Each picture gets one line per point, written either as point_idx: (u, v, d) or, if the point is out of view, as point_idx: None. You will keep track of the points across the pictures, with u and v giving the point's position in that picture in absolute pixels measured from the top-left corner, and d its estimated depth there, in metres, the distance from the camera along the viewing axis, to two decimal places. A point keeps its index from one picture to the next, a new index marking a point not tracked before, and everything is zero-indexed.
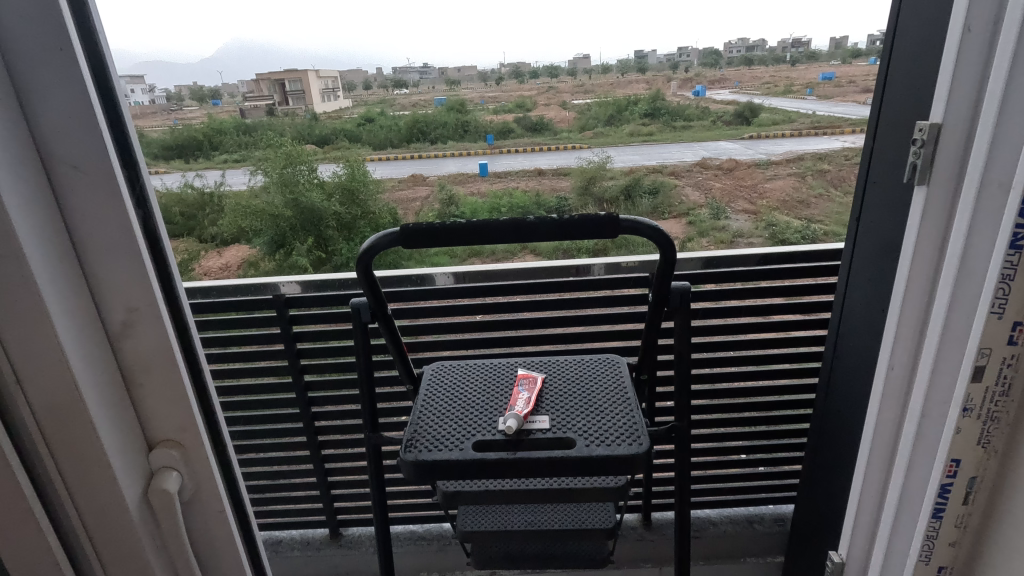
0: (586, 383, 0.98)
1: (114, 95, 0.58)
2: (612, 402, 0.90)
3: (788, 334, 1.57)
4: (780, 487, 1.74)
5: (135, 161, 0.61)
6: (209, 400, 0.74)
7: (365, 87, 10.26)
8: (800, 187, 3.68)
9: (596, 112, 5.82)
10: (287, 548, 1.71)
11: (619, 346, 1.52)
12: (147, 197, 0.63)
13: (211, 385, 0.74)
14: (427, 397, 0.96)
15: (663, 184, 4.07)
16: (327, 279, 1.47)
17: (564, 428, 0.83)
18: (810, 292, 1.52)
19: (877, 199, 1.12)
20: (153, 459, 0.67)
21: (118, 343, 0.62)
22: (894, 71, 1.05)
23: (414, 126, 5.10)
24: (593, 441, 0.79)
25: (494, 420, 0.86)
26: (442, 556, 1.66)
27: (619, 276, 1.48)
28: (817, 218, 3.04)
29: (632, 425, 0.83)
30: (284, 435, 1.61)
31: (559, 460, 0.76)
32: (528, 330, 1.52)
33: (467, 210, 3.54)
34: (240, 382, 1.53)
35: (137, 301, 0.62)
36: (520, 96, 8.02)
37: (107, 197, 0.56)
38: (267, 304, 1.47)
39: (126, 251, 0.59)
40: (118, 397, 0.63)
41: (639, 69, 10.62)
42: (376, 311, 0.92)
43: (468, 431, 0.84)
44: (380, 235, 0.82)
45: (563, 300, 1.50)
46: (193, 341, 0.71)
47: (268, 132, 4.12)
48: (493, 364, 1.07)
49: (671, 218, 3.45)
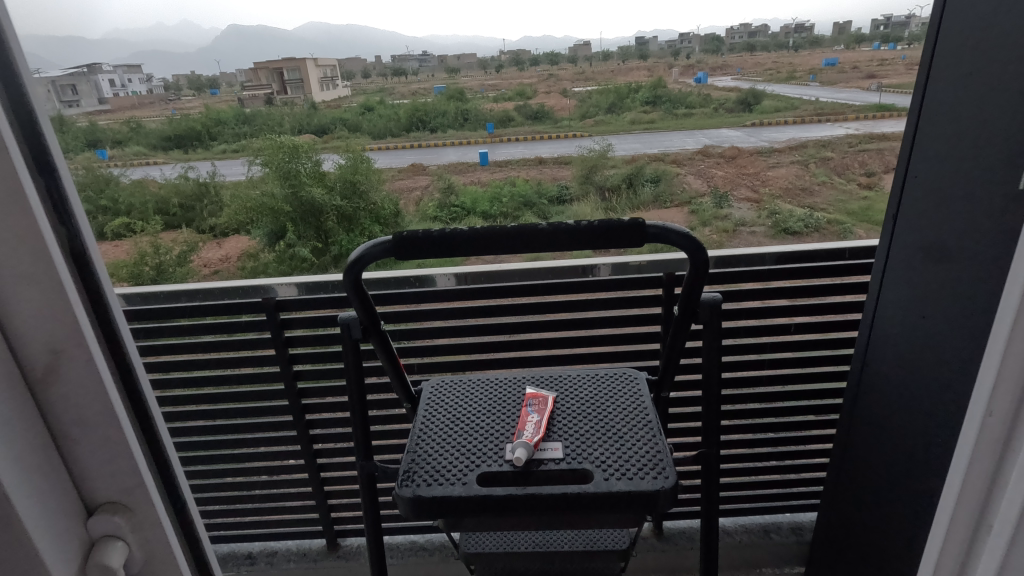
0: (601, 400, 0.97)
1: (20, 87, 0.50)
2: (629, 427, 0.89)
3: (801, 341, 1.57)
4: (796, 495, 1.76)
5: (50, 168, 0.52)
6: (158, 448, 0.63)
7: (365, 73, 10.18)
8: (801, 174, 3.63)
9: (597, 100, 5.80)
10: (284, 559, 1.75)
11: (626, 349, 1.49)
12: (72, 216, 0.53)
13: (162, 431, 0.64)
14: (426, 421, 0.94)
15: (665, 173, 3.97)
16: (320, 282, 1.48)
17: (578, 458, 0.81)
18: (827, 297, 1.51)
19: (920, 196, 1.19)
20: (93, 528, 0.56)
21: (40, 389, 0.52)
22: (938, 60, 1.13)
23: (414, 115, 5.06)
24: (611, 474, 0.78)
25: (501, 448, 0.85)
26: (447, 566, 1.64)
27: (629, 277, 1.45)
28: (821, 208, 3.02)
29: (655, 452, 0.82)
30: (280, 441, 1.63)
31: (575, 497, 0.74)
32: (537, 333, 1.49)
33: (468, 199, 3.51)
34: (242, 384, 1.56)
35: (61, 338, 0.51)
36: (521, 82, 7.97)
37: (15, 209, 0.47)
38: (257, 306, 1.49)
39: (38, 280, 0.50)
40: (41, 451, 0.52)
41: (641, 53, 10.54)
42: (367, 326, 0.90)
43: (473, 461, 0.82)
44: (374, 245, 0.81)
45: (569, 302, 1.47)
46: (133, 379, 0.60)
47: (268, 122, 4.09)
48: (499, 380, 1.05)
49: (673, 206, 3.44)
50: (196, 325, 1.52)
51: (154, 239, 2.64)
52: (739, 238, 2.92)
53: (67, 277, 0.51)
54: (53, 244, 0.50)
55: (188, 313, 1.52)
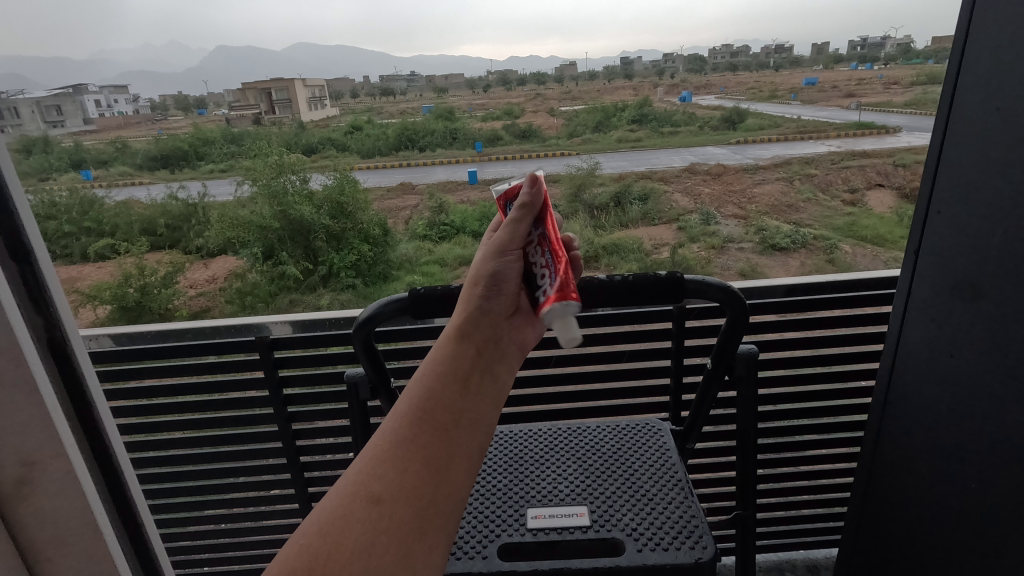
0: (628, 455, 1.07)
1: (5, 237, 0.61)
2: (657, 488, 0.99)
3: (839, 372, 1.60)
4: (823, 542, 1.76)
5: (28, 254, 0.63)
6: (135, 516, 0.72)
7: None
8: (786, 191, 3.49)
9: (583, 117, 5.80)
10: None
11: (627, 367, 1.57)
12: (42, 284, 0.64)
13: (135, 498, 0.73)
14: (485, 478, 1.05)
15: (654, 189, 3.56)
16: (315, 319, 1.53)
17: (608, 525, 0.91)
18: (851, 357, 1.60)
19: None
20: None
21: (13, 505, 0.59)
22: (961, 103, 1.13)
23: (401, 132, 3.69)
24: (644, 543, 0.87)
25: (467, 367, 0.57)
26: None
27: (640, 312, 1.51)
28: (808, 223, 3.06)
29: (692, 521, 0.91)
30: (269, 471, 1.67)
31: (608, 570, 0.85)
32: (577, 384, 1.59)
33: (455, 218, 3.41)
34: (224, 414, 1.63)
35: (36, 453, 0.59)
36: None
37: (14, 374, 0.57)
38: (251, 345, 1.55)
39: (24, 391, 0.58)
40: (12, 568, 0.60)
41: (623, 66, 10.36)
42: (376, 380, 1.05)
43: (442, 394, 0.54)
44: (382, 305, 0.95)
45: (604, 349, 1.55)
46: (128, 488, 0.72)
47: None
48: (547, 433, 1.17)
49: (661, 224, 3.36)
50: (177, 359, 1.56)
51: (140, 259, 2.53)
52: (727, 254, 2.95)
53: (31, 347, 0.59)
54: (16, 316, 0.58)
55: (169, 351, 1.55)
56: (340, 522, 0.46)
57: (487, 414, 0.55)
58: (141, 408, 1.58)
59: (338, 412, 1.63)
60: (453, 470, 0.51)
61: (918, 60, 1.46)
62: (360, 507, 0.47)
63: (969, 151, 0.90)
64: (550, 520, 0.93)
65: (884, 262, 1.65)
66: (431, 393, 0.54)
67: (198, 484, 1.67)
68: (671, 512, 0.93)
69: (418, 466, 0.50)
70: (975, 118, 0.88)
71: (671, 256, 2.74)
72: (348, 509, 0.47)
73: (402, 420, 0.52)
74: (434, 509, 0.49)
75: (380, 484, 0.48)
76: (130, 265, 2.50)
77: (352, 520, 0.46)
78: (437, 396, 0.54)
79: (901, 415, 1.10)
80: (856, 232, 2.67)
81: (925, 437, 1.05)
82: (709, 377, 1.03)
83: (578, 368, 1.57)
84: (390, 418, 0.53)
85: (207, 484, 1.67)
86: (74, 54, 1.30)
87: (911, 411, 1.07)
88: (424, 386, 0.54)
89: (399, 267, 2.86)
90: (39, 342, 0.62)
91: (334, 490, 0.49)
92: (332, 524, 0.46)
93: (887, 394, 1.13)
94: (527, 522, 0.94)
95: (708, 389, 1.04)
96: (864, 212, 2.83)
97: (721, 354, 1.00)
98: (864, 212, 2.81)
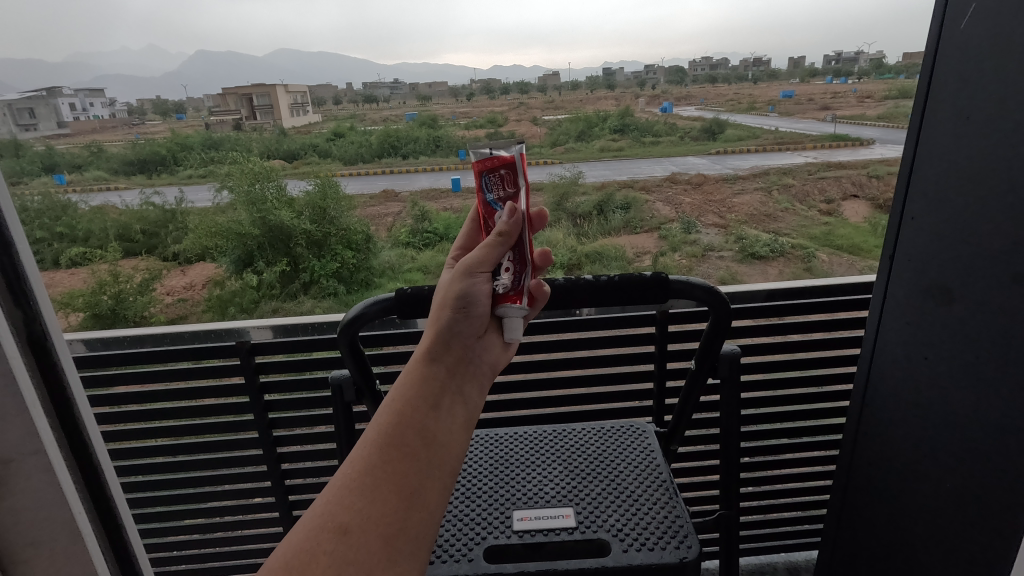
0: (614, 456, 1.08)
1: None
2: (643, 488, 0.99)
3: (818, 376, 1.63)
4: (801, 544, 1.78)
5: (8, 245, 0.61)
6: (117, 521, 0.69)
7: None
8: (765, 201, 3.46)
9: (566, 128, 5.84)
10: None
11: (610, 372, 1.58)
12: (22, 278, 0.61)
13: (118, 501, 0.69)
14: (471, 480, 1.04)
15: (635, 199, 3.61)
16: (295, 324, 1.52)
17: (593, 526, 0.91)
18: (830, 362, 1.62)
19: None
20: None
21: None
22: None
23: (385, 141, 3.68)
24: (629, 544, 0.87)
25: (435, 386, 0.56)
26: None
27: (625, 317, 1.52)
28: (785, 232, 3.10)
29: (677, 521, 0.91)
30: (250, 479, 1.64)
31: (594, 571, 0.85)
32: (562, 388, 1.59)
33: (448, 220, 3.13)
34: (203, 421, 1.59)
35: (14, 452, 0.57)
36: None
37: None
38: (231, 350, 1.51)
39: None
40: None
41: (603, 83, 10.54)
42: (360, 382, 1.04)
43: (410, 416, 0.53)
44: (367, 305, 0.94)
45: (589, 355, 1.56)
46: (111, 491, 0.68)
47: (236, 151, 3.10)
48: (531, 436, 1.17)
49: (644, 232, 3.36)
50: (153, 365, 1.52)
51: (115, 265, 2.46)
52: (708, 262, 2.96)
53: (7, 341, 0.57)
54: None
55: (145, 357, 1.52)
56: (308, 553, 0.46)
57: (456, 438, 0.55)
58: (117, 415, 1.55)
59: (320, 418, 1.60)
60: (426, 493, 0.51)
61: (889, 73, 1.51)
62: (329, 537, 0.47)
63: (942, 155, 0.93)
64: (536, 522, 0.93)
65: (858, 269, 1.69)
66: (399, 419, 0.53)
67: (177, 493, 1.64)
68: (656, 512, 0.94)
69: (388, 495, 0.49)
70: (950, 115, 0.90)
71: (654, 263, 2.75)
72: (316, 540, 0.47)
73: (372, 446, 0.52)
74: (405, 533, 0.48)
75: (349, 512, 0.48)
76: (104, 271, 2.43)
77: (320, 553, 0.46)
78: (406, 422, 0.53)
79: (879, 417, 1.12)
80: (833, 241, 2.71)
81: (903, 439, 1.07)
82: (694, 377, 1.03)
83: (562, 374, 1.58)
84: (358, 446, 0.52)
85: (184, 492, 1.63)
86: (49, 57, 1.28)
87: (888, 411, 1.10)
88: (393, 412, 0.53)
89: (382, 274, 2.82)
90: (17, 336, 0.60)
91: (304, 520, 0.48)
92: (300, 554, 0.46)
93: (864, 397, 1.15)
94: (513, 525, 0.93)
95: (694, 388, 1.04)
96: (840, 222, 2.85)
97: (708, 354, 1.01)
98: (840, 222, 2.86)
